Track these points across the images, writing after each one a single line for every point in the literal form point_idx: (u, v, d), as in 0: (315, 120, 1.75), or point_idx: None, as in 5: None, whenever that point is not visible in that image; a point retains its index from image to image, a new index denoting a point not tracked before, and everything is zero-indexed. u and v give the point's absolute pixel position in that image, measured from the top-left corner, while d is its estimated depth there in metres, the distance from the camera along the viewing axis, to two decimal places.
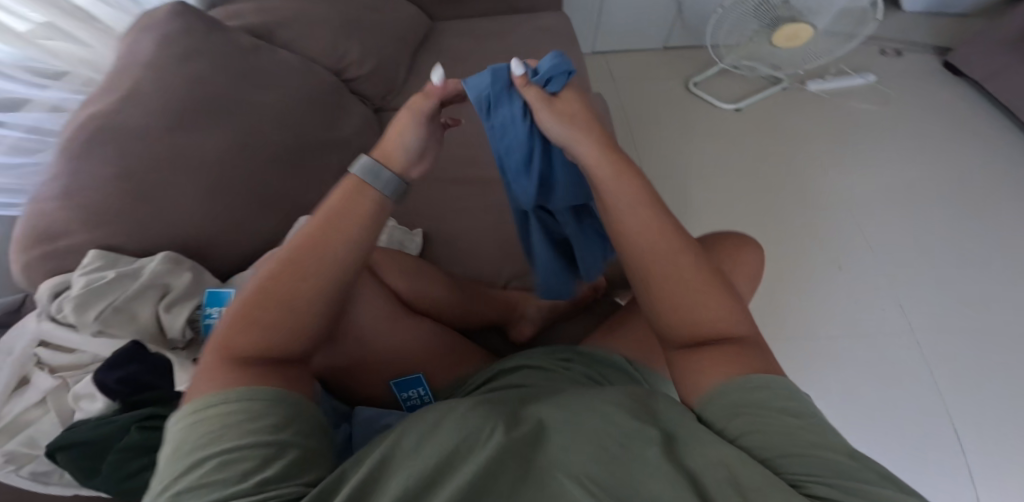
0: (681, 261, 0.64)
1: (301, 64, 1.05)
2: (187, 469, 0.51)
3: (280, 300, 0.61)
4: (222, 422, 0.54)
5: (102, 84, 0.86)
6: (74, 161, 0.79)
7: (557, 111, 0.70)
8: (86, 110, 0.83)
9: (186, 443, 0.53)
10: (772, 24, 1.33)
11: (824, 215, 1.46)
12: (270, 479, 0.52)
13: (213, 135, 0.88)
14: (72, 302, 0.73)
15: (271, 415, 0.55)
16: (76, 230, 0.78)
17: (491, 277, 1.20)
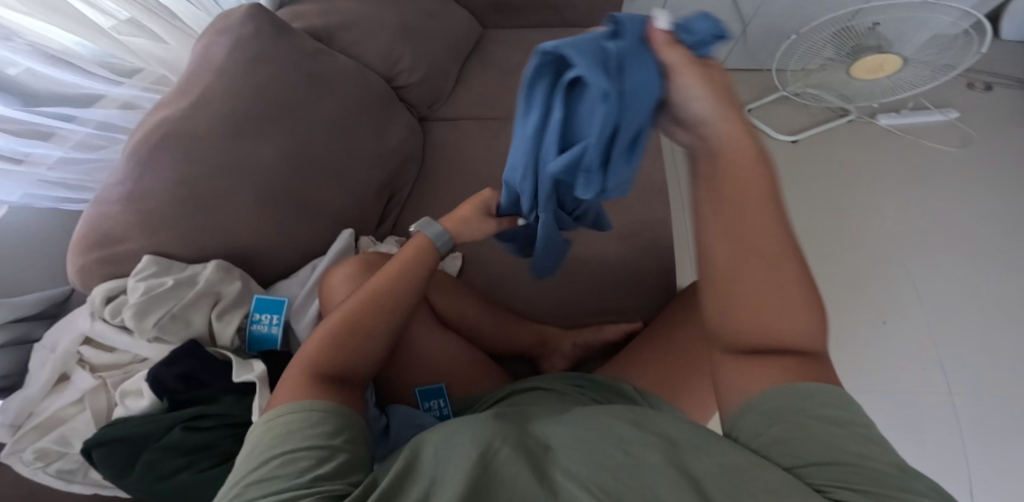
0: (781, 269, 0.54)
1: (356, 70, 0.99)
2: (260, 464, 0.57)
3: (351, 328, 0.69)
4: (291, 425, 0.59)
5: (176, 86, 0.82)
6: (140, 167, 0.77)
7: (705, 79, 0.55)
8: (157, 114, 0.80)
9: (260, 442, 0.59)
10: (853, 55, 1.17)
11: (873, 262, 1.40)
12: (325, 477, 0.56)
13: (273, 144, 0.84)
14: (130, 308, 0.74)
15: (332, 423, 0.60)
16: (133, 236, 0.77)
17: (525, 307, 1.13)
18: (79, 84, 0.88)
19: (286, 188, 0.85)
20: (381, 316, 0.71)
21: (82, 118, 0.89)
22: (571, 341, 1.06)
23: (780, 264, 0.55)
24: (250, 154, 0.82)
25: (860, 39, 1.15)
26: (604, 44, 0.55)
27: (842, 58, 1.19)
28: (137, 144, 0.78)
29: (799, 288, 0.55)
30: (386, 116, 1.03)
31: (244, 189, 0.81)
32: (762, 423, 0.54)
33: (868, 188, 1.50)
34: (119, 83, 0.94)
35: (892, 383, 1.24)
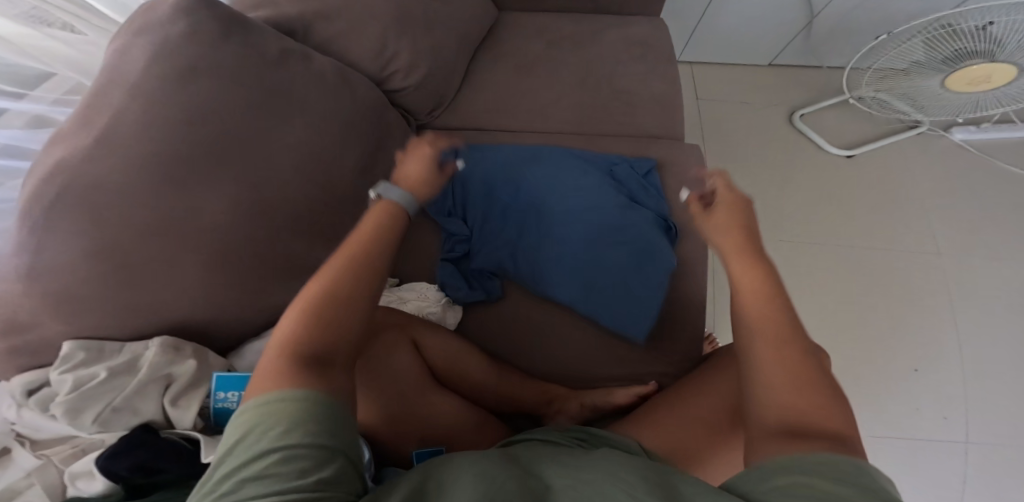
0: (789, 351, 0.51)
1: (338, 76, 0.76)
2: (249, 458, 0.41)
3: (330, 302, 0.51)
4: (291, 415, 0.43)
5: (76, 112, 0.58)
6: (34, 235, 0.53)
7: (721, 220, 0.63)
8: (50, 155, 0.55)
9: (248, 431, 0.43)
10: (955, 59, 1.08)
11: (931, 299, 1.21)
12: (330, 479, 0.42)
13: (223, 190, 0.61)
14: (57, 406, 0.55)
15: (334, 408, 0.46)
16: (43, 322, 0.56)
17: (528, 360, 0.87)
18: None
19: (246, 247, 0.63)
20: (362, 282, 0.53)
21: None
22: (579, 398, 0.83)
23: (769, 321, 0.53)
24: (194, 208, 0.59)
25: (966, 42, 1.05)
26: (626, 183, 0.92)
27: (941, 62, 1.10)
28: (30, 196, 0.53)
29: (806, 373, 0.50)
30: (379, 133, 0.82)
31: (189, 254, 0.59)
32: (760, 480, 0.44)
33: (926, 208, 1.30)
34: (25, 95, 0.68)
35: (938, 433, 1.09)
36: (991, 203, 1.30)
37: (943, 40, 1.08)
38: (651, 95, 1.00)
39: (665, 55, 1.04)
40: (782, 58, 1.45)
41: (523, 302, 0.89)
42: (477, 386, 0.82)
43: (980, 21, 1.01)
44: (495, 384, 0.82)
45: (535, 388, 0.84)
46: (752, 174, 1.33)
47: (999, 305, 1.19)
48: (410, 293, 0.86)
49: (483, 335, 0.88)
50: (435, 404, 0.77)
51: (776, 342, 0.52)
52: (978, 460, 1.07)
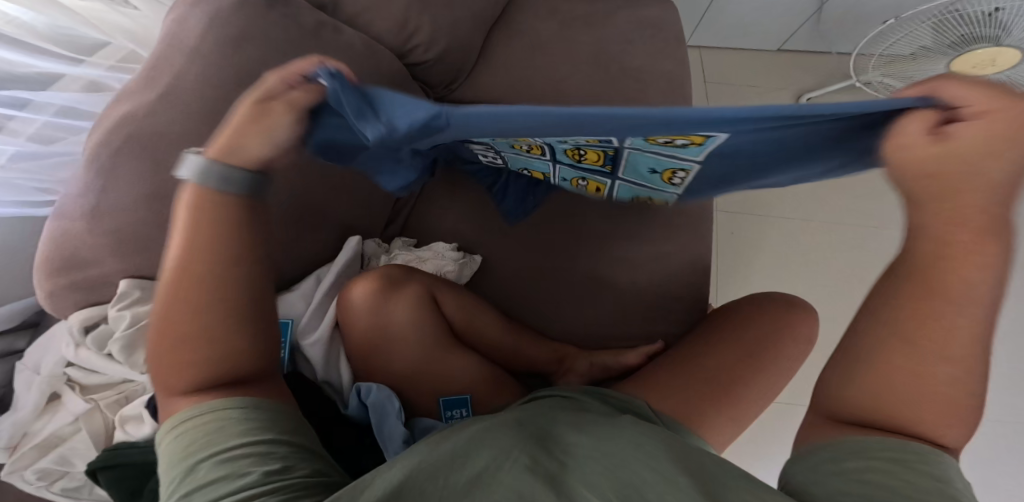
0: (945, 348, 0.44)
1: (365, 48, 0.82)
2: (189, 471, 0.46)
3: (191, 303, 0.50)
4: (207, 428, 0.48)
5: (139, 73, 0.64)
6: (105, 179, 0.61)
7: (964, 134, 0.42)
8: (116, 111, 0.62)
9: (174, 451, 0.48)
10: (962, 43, 1.11)
11: None
12: (273, 469, 0.47)
13: None
14: (117, 343, 0.64)
15: (260, 415, 0.50)
16: (104, 261, 0.63)
17: (538, 319, 0.95)
18: (27, 63, 0.68)
19: None
20: (228, 263, 0.51)
21: (38, 101, 0.69)
22: (588, 358, 0.90)
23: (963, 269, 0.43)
24: None
25: (973, 27, 1.08)
26: None
27: (948, 45, 1.13)
28: (94, 148, 0.61)
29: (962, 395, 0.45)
30: None
31: None
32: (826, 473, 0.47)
33: None
34: (81, 61, 0.74)
35: None
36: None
37: (949, 26, 1.10)
38: (660, 74, 1.05)
39: (672, 36, 1.09)
40: (791, 43, 1.49)
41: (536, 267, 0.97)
42: (496, 347, 0.90)
43: (987, 7, 1.03)
44: (510, 343, 0.90)
45: (547, 347, 0.91)
46: None
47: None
48: (426, 254, 0.93)
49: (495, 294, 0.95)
50: (457, 360, 0.84)
51: (939, 363, 0.44)
52: None
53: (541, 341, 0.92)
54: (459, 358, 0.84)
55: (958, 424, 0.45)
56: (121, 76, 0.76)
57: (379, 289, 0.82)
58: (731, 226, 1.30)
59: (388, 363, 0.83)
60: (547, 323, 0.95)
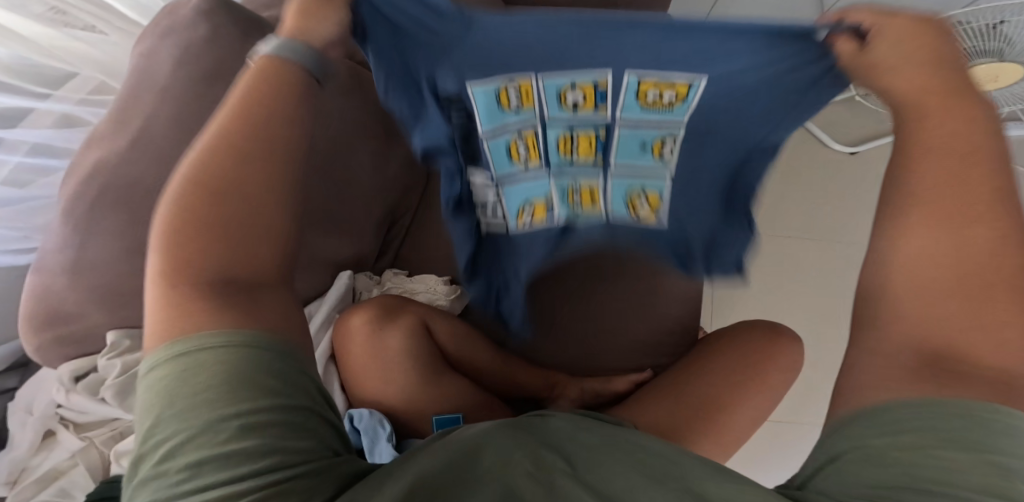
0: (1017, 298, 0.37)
1: (350, 75, 0.79)
2: (202, 429, 0.34)
3: (217, 160, 0.41)
4: (225, 373, 0.35)
5: (111, 114, 0.62)
6: (83, 232, 0.59)
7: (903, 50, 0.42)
8: (88, 157, 0.60)
9: (175, 392, 0.35)
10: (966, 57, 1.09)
11: None
12: (302, 451, 0.36)
13: None
14: (107, 389, 0.63)
15: (292, 367, 0.38)
16: (91, 314, 0.62)
17: (529, 346, 0.94)
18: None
19: None
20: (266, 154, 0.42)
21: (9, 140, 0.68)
22: (580, 383, 0.90)
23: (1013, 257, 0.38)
24: None
25: (977, 40, 1.06)
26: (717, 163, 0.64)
27: None
28: (70, 198, 0.59)
29: None
30: (390, 131, 0.86)
31: None
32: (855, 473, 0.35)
33: None
34: (48, 95, 0.71)
35: None
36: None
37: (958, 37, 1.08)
38: None
39: None
40: None
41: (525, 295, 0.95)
42: (489, 373, 0.89)
43: (994, 19, 1.02)
44: (503, 369, 0.89)
45: (539, 374, 0.90)
46: None
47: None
48: (419, 286, 0.92)
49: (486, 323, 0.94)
50: (450, 386, 0.82)
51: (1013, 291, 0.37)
52: None
53: (533, 368, 0.91)
54: (452, 382, 0.83)
55: None
56: (93, 110, 0.74)
57: (375, 317, 0.82)
58: None
59: (377, 390, 0.82)
60: (537, 350, 0.94)
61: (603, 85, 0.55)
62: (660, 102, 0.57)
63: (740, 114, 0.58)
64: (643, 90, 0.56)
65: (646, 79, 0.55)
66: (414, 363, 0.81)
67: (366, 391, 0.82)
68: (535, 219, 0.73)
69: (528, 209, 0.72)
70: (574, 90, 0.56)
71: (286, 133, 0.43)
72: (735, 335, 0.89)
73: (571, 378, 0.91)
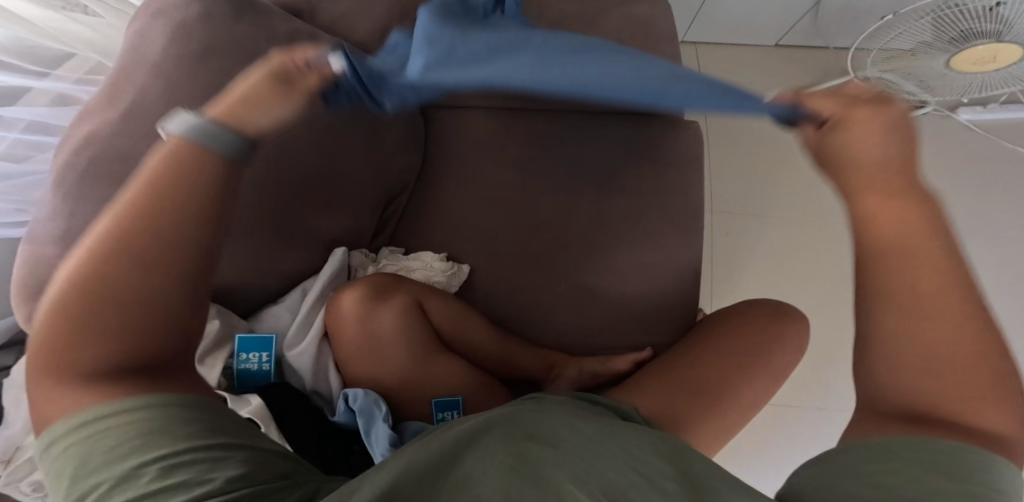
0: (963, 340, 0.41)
1: (344, 54, 0.81)
2: (126, 478, 0.40)
3: (115, 262, 0.41)
4: (133, 430, 0.41)
5: (102, 89, 0.63)
6: (71, 203, 0.59)
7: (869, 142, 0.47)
8: (80, 129, 0.61)
9: (88, 456, 0.40)
10: (962, 40, 1.08)
11: None
12: (232, 477, 0.43)
13: (237, 161, 0.68)
14: None
15: (204, 412, 0.44)
16: None
17: (526, 326, 0.95)
18: None
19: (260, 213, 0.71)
20: (169, 244, 0.42)
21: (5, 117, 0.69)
22: (577, 364, 0.90)
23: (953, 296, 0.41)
24: None
25: (973, 22, 1.05)
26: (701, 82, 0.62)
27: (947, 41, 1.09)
28: (60, 169, 0.60)
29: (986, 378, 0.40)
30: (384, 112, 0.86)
31: None
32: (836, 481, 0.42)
33: None
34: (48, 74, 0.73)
35: None
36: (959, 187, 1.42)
37: (948, 21, 1.07)
38: None
39: (664, 35, 1.09)
40: (790, 38, 1.53)
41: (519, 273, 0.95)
42: (486, 353, 0.89)
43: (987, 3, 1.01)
44: (499, 350, 0.89)
45: (536, 354, 0.91)
46: (753, 151, 1.37)
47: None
48: (415, 262, 0.92)
49: (482, 301, 0.95)
50: (445, 368, 0.83)
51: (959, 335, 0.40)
52: None
53: (532, 348, 0.91)
54: (448, 363, 0.84)
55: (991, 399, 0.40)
56: (89, 89, 0.74)
57: (367, 297, 0.82)
58: (716, 225, 1.31)
59: (373, 371, 0.82)
60: (534, 331, 0.94)
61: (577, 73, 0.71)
62: None
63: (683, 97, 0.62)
64: None
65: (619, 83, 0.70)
66: (407, 345, 0.82)
67: (362, 372, 0.82)
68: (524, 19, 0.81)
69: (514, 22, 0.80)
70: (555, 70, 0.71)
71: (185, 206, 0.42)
72: (739, 317, 0.88)
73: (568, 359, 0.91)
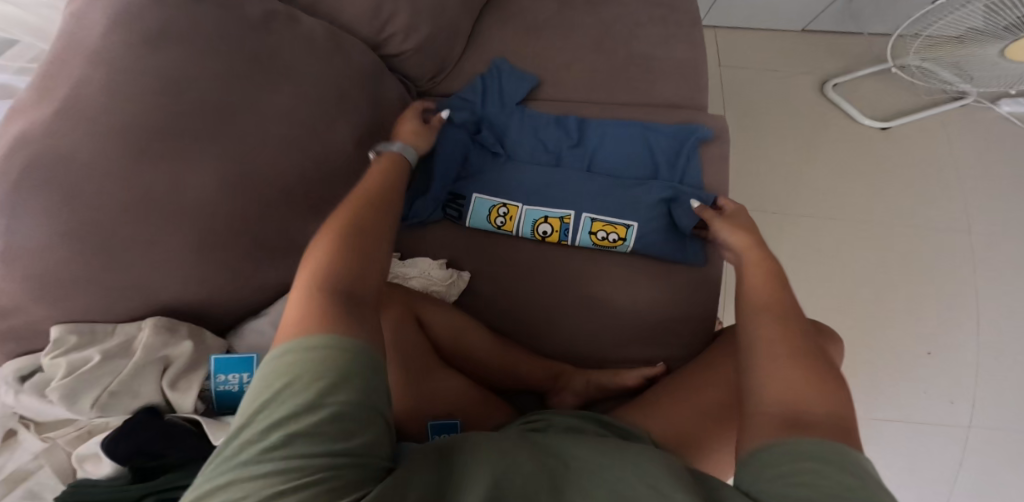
0: (798, 343, 0.58)
1: (328, 35, 0.76)
2: (306, 407, 0.43)
3: (370, 256, 0.56)
4: (337, 367, 0.46)
5: (36, 83, 0.56)
6: (7, 216, 0.52)
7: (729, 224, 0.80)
8: (10, 129, 0.53)
9: (296, 378, 0.45)
10: (1019, 27, 0.98)
11: (940, 273, 1.26)
12: (373, 443, 0.45)
13: (203, 164, 0.59)
14: (53, 392, 0.57)
15: (375, 379, 0.47)
16: (27, 306, 0.56)
17: (532, 337, 0.87)
18: None
19: (233, 219, 0.62)
20: (378, 228, 0.59)
21: None
22: (586, 375, 0.83)
23: (775, 305, 0.64)
24: (176, 188, 0.58)
25: None
26: (664, 185, 0.89)
27: (1004, 28, 0.99)
28: None
29: (818, 370, 0.56)
30: (376, 102, 0.82)
31: (168, 231, 0.58)
32: (764, 465, 0.49)
33: (940, 182, 1.33)
34: None
35: (936, 413, 1.15)
36: (998, 178, 1.33)
37: (1000, 9, 0.98)
38: (671, 61, 0.99)
39: (684, 17, 1.02)
40: (816, 24, 1.47)
41: (525, 279, 0.89)
42: (486, 365, 0.81)
43: None
44: (501, 360, 0.81)
45: (540, 364, 0.83)
46: (773, 145, 1.35)
47: (994, 287, 1.25)
48: (411, 269, 0.84)
49: (489, 309, 0.88)
50: (442, 384, 0.76)
51: (790, 364, 0.56)
52: (971, 430, 1.15)
53: (533, 356, 0.84)
54: (447, 379, 0.77)
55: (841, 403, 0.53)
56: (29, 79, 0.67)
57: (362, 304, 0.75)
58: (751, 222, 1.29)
59: None
60: (539, 342, 0.87)
61: (568, 219, 0.88)
62: (605, 240, 0.88)
63: (642, 201, 0.88)
64: (595, 230, 0.87)
65: (597, 219, 0.87)
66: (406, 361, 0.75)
67: None
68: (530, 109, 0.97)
69: (517, 110, 0.96)
70: (545, 222, 0.88)
71: (389, 221, 0.60)
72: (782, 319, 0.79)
73: (576, 370, 0.84)
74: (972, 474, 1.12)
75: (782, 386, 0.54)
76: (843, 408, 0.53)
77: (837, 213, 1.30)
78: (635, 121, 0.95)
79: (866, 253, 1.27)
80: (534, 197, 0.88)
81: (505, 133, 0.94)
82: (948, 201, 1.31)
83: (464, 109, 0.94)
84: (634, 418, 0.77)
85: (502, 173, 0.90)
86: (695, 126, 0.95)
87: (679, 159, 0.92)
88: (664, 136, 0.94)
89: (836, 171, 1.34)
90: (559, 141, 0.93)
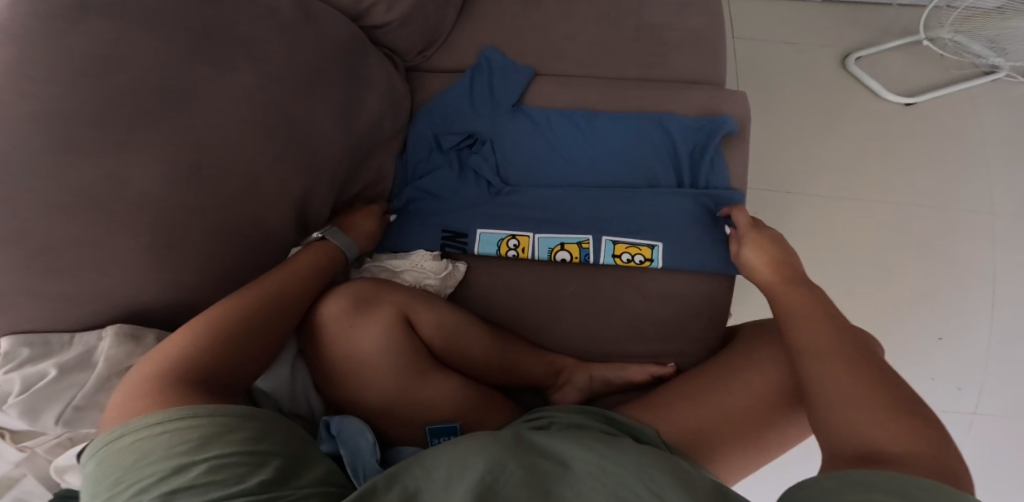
0: (857, 370, 0.54)
1: (302, 10, 0.67)
2: (176, 469, 0.42)
3: (250, 319, 0.56)
4: (198, 431, 0.44)
5: None
6: None
7: (759, 241, 0.73)
8: None
9: (154, 449, 0.43)
10: None
11: (964, 258, 1.19)
12: (271, 481, 0.44)
13: (152, 151, 0.52)
14: (10, 409, 0.51)
15: (246, 429, 0.47)
16: None
17: (533, 333, 0.80)
18: None
19: (192, 215, 0.55)
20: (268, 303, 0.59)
21: None
22: (589, 370, 0.77)
23: (817, 331, 0.59)
24: (125, 178, 0.51)
25: None
26: (682, 190, 0.83)
27: None
28: None
29: (881, 397, 0.51)
30: (356, 80, 0.75)
31: (118, 226, 0.51)
32: (820, 489, 0.44)
33: (964, 161, 1.25)
34: None
35: (949, 404, 1.09)
36: None
37: None
38: (686, 34, 0.91)
39: None
40: None
41: (522, 273, 0.82)
42: (483, 364, 0.74)
43: None
44: (497, 359, 0.75)
45: (542, 359, 0.77)
46: (790, 123, 1.28)
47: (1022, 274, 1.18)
48: (403, 262, 0.78)
49: (485, 302, 0.81)
50: (436, 388, 0.69)
51: (849, 401, 0.51)
52: (987, 421, 1.09)
53: (534, 352, 0.77)
54: (440, 383, 0.69)
55: (921, 432, 0.48)
56: None
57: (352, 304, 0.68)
58: (767, 205, 1.22)
59: (352, 394, 0.68)
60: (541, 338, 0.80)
61: (586, 244, 0.81)
62: (630, 261, 0.80)
63: (661, 212, 0.82)
64: (617, 252, 0.80)
65: (619, 241, 0.81)
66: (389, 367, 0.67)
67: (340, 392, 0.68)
68: (525, 107, 0.89)
69: (512, 112, 0.89)
70: (563, 249, 0.81)
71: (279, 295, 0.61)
72: None
73: (580, 366, 0.78)
74: (988, 467, 1.06)
75: (856, 423, 0.50)
76: (927, 437, 0.47)
77: (855, 193, 1.23)
78: (647, 114, 0.87)
79: (885, 237, 1.20)
80: (542, 219, 0.83)
81: (503, 139, 0.87)
82: (972, 180, 1.24)
83: (455, 122, 0.88)
84: (647, 415, 0.70)
85: (507, 200, 0.84)
86: (718, 117, 0.86)
87: (702, 157, 0.85)
88: (683, 132, 0.86)
89: (855, 150, 1.26)
90: (563, 150, 0.87)
